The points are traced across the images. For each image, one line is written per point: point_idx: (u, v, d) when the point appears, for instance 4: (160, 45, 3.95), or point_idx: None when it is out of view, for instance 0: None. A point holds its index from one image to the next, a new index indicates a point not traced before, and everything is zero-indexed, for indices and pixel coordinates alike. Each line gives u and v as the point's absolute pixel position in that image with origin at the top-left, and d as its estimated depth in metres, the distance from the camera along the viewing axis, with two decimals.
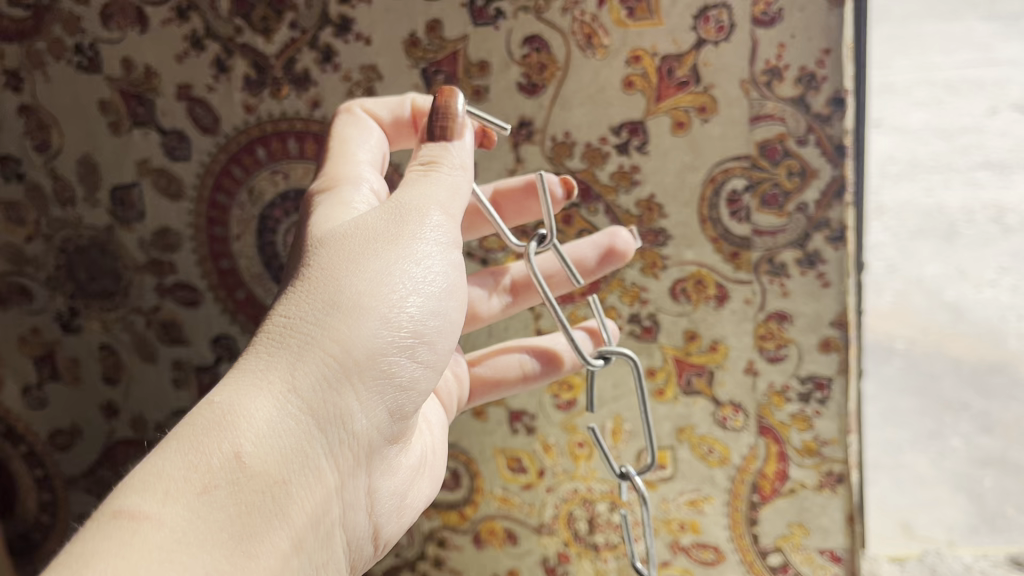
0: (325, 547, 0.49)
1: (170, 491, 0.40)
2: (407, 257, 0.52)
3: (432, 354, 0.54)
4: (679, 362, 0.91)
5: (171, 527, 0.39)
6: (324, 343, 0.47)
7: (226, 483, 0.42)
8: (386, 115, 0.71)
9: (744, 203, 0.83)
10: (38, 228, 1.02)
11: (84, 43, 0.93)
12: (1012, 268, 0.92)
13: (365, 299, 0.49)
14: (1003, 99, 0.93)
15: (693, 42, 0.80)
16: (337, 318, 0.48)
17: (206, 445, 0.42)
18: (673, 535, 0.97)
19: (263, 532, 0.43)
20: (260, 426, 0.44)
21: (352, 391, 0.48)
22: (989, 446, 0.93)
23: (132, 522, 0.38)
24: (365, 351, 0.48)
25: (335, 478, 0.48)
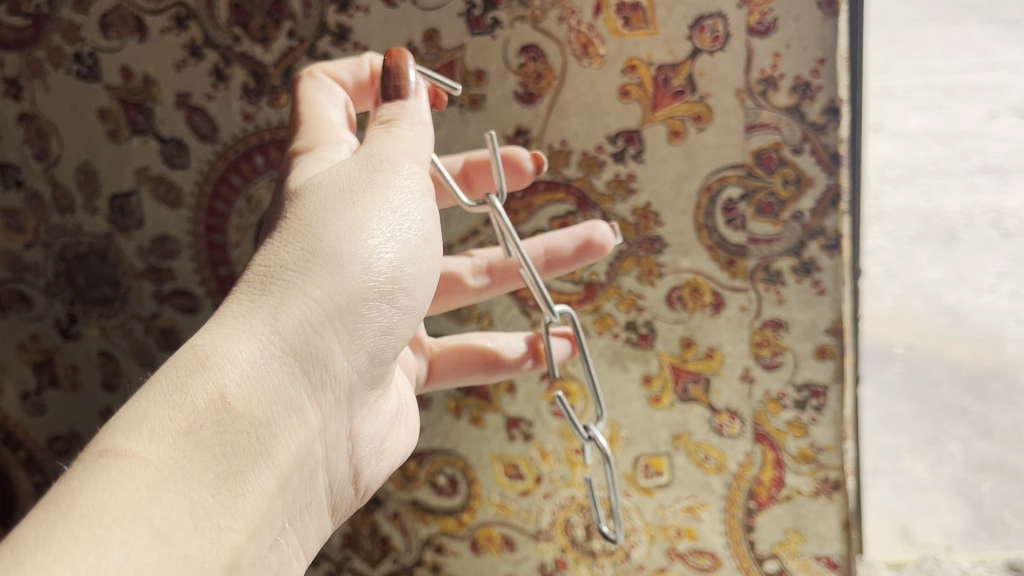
0: (308, 487, 0.49)
1: (156, 430, 0.40)
2: (384, 202, 0.52)
3: (409, 302, 0.54)
4: (676, 369, 0.91)
5: (156, 465, 0.39)
6: (305, 286, 0.47)
7: (211, 423, 0.42)
8: (349, 79, 0.69)
9: (740, 211, 0.84)
10: (37, 235, 1.03)
11: (83, 51, 0.94)
12: (1011, 273, 0.92)
13: (342, 243, 0.49)
14: (1003, 103, 0.91)
15: (689, 51, 0.80)
16: (318, 262, 0.48)
17: (190, 384, 0.42)
18: (670, 541, 0.97)
19: (247, 471, 0.43)
20: (244, 366, 0.44)
21: (334, 335, 0.48)
22: (987, 451, 0.94)
23: (117, 459, 0.39)
24: (344, 296, 0.49)
25: (319, 420, 0.49)
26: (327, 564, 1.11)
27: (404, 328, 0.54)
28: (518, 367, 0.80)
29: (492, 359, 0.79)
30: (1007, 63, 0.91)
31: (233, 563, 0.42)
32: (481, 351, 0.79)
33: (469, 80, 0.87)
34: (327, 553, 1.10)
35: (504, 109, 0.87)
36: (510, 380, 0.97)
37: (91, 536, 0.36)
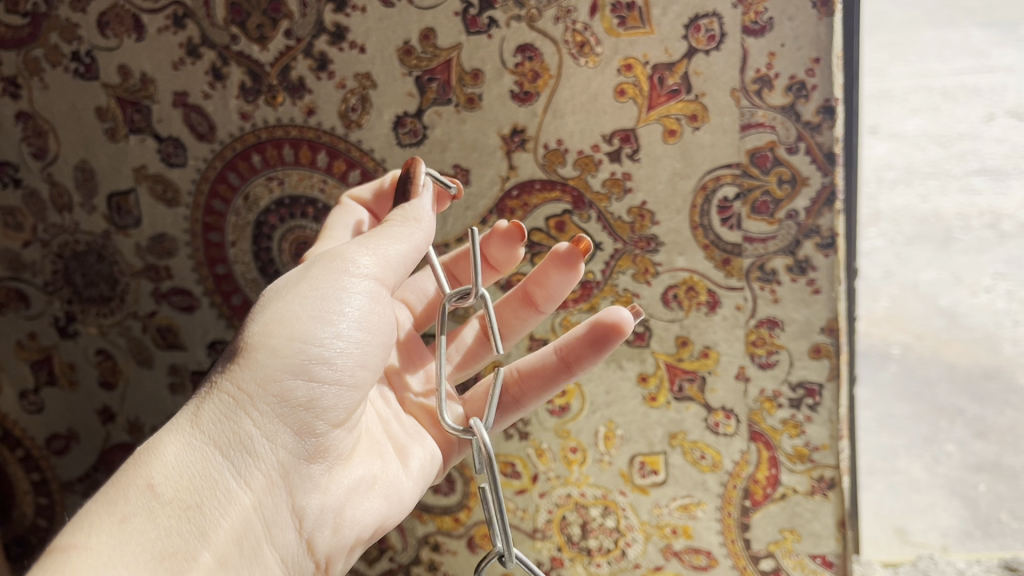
0: (254, 562, 0.53)
1: (93, 520, 0.46)
2: (300, 302, 0.57)
3: (350, 377, 0.58)
4: (672, 368, 0.92)
5: (94, 549, 0.45)
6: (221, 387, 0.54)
7: (138, 511, 0.48)
8: (369, 195, 0.79)
9: (735, 211, 0.84)
10: (35, 233, 1.04)
11: (81, 50, 0.94)
12: (1007, 274, 0.92)
13: (259, 346, 0.55)
14: (1000, 105, 0.90)
15: (684, 51, 0.81)
16: (233, 365, 0.55)
17: (120, 487, 0.48)
18: (666, 539, 0.98)
19: (181, 544, 0.48)
20: (165, 464, 0.50)
21: (249, 418, 0.54)
22: (983, 451, 0.95)
23: (59, 552, 0.45)
24: (260, 382, 0.54)
25: (251, 497, 0.54)
26: None
27: (344, 406, 0.58)
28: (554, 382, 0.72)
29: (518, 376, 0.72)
30: (1004, 65, 0.90)
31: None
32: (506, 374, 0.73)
33: (466, 79, 0.87)
34: None
35: (500, 108, 0.88)
36: None
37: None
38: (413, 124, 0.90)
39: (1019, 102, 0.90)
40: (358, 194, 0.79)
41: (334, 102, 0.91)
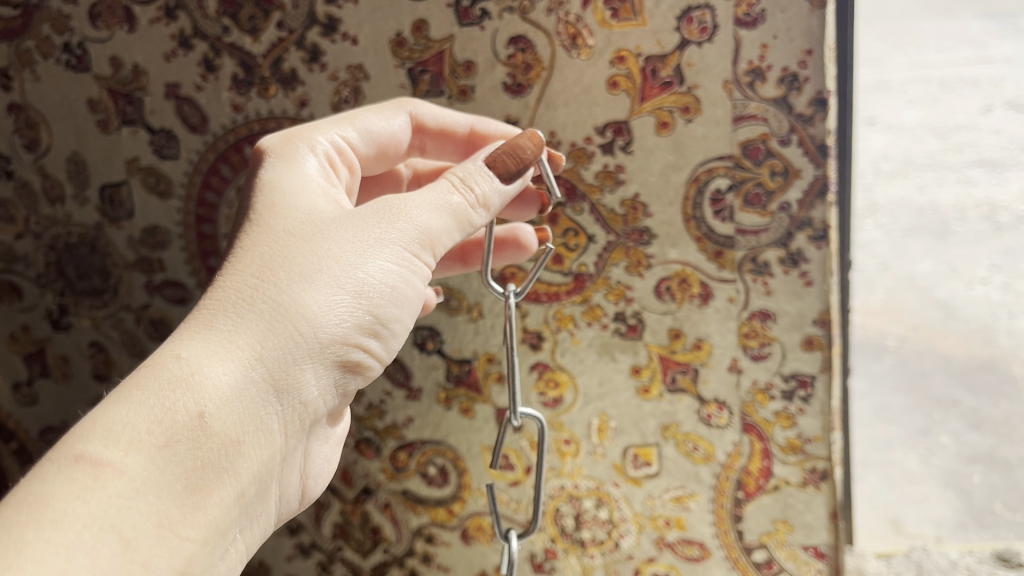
0: (262, 501, 0.51)
1: (135, 439, 0.42)
2: (378, 249, 0.53)
3: (388, 339, 0.55)
4: (664, 360, 0.92)
5: (133, 475, 0.41)
6: (290, 318, 0.49)
7: (188, 438, 0.44)
8: (432, 123, 0.76)
9: (727, 202, 0.84)
10: (27, 226, 1.04)
11: (72, 42, 0.94)
12: (1002, 266, 0.98)
13: (329, 284, 0.51)
14: (998, 97, 0.95)
15: (677, 42, 0.80)
16: (303, 291, 0.50)
17: (171, 402, 0.44)
18: (659, 531, 0.98)
19: (213, 485, 0.45)
20: (222, 388, 0.46)
21: (305, 367, 0.50)
22: (977, 443, 0.99)
23: (96, 468, 0.40)
24: (328, 324, 0.50)
25: (281, 440, 0.50)
26: (319, 554, 1.13)
27: (375, 364, 0.56)
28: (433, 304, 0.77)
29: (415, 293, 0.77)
30: (1003, 57, 0.95)
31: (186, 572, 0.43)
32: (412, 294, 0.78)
33: (458, 71, 0.87)
34: (318, 543, 1.12)
35: (492, 100, 0.87)
36: (501, 370, 0.98)
37: (62, 538, 0.38)
38: None
39: (1016, 93, 0.94)
40: (438, 116, 0.76)
41: (327, 94, 0.91)
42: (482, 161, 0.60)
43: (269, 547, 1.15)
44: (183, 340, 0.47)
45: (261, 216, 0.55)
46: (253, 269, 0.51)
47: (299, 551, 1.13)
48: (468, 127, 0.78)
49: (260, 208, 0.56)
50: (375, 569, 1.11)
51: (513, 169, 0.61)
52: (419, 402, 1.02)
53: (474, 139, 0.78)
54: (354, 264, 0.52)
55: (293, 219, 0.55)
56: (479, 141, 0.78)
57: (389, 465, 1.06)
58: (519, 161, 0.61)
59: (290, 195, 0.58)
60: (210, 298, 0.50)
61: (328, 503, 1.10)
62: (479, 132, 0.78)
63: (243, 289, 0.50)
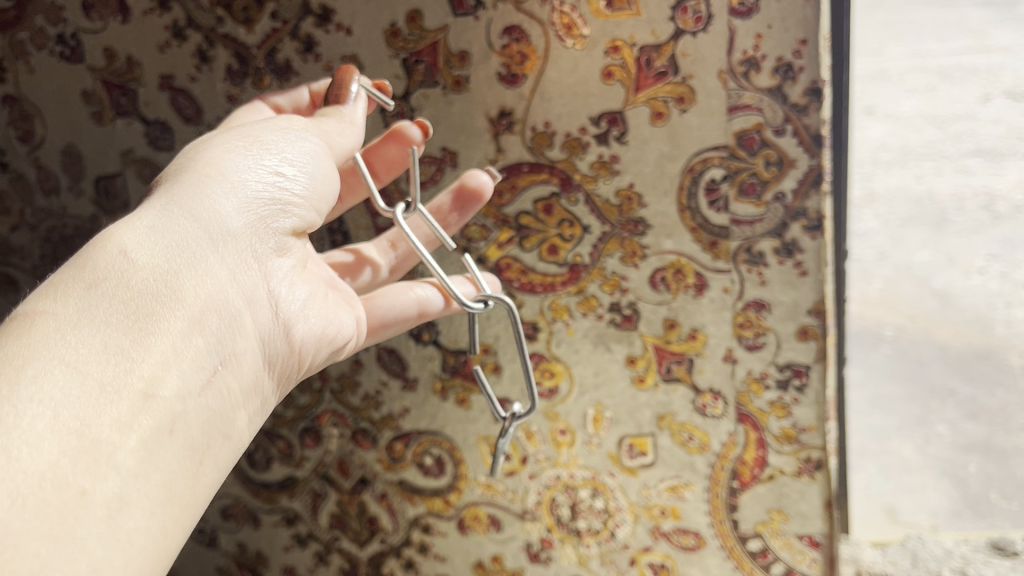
0: (236, 340, 0.51)
1: (59, 289, 0.45)
2: (252, 127, 0.57)
3: (307, 203, 0.58)
4: (659, 350, 0.92)
5: (61, 312, 0.44)
6: (195, 177, 0.52)
7: (114, 279, 0.46)
8: (284, 103, 0.70)
9: (722, 193, 0.84)
10: (24, 217, 1.05)
11: (66, 33, 0.94)
12: (1000, 255, 1.00)
13: (217, 155, 0.54)
14: (997, 86, 0.98)
15: (671, 32, 0.80)
16: (202, 161, 0.53)
17: (88, 258, 0.47)
18: (654, 520, 0.98)
19: (154, 309, 0.47)
20: (141, 235, 0.48)
21: (224, 209, 0.52)
22: (973, 432, 1.00)
23: (28, 316, 0.43)
24: (228, 177, 0.53)
25: (229, 279, 0.52)
26: (316, 544, 1.13)
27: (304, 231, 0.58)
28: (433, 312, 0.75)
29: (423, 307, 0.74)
30: (1003, 46, 0.98)
31: (149, 392, 0.44)
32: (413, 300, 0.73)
33: (453, 61, 0.87)
34: (315, 534, 1.13)
35: (487, 89, 0.87)
36: (496, 361, 0.98)
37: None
38: (401, 107, 0.90)
39: (1015, 82, 0.97)
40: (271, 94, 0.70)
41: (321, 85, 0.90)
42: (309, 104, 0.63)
43: (267, 538, 1.15)
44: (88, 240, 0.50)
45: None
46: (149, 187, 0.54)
47: (296, 541, 1.14)
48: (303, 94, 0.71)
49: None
50: (371, 559, 1.11)
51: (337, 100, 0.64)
52: (415, 393, 1.02)
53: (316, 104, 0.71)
54: (236, 139, 0.55)
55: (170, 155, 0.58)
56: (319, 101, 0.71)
57: (385, 455, 1.06)
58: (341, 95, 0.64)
59: None
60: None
61: (325, 493, 1.10)
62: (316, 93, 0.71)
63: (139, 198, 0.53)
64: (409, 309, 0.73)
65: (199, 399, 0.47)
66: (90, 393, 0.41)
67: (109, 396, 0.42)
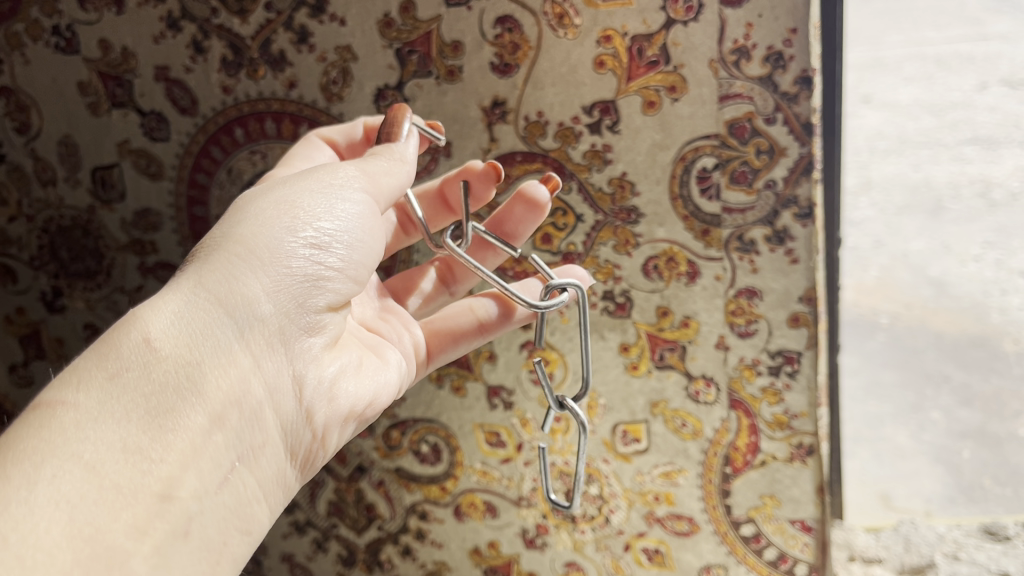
0: (252, 429, 0.54)
1: (84, 379, 0.48)
2: (297, 192, 0.58)
3: (346, 266, 0.59)
4: (653, 338, 0.93)
5: (85, 408, 0.47)
6: (228, 248, 0.54)
7: (137, 366, 0.49)
8: (341, 139, 0.79)
9: (714, 180, 0.84)
10: (20, 208, 1.07)
11: (61, 24, 0.95)
12: (995, 243, 1.00)
13: (256, 228, 0.55)
14: (994, 74, 0.97)
15: (662, 22, 0.80)
16: (238, 228, 0.55)
17: (116, 339, 0.50)
18: (648, 506, 1.00)
19: (174, 404, 0.50)
20: (169, 316, 0.51)
21: (257, 281, 0.54)
22: (968, 419, 1.03)
23: (50, 409, 0.46)
24: (263, 257, 0.55)
25: (250, 361, 0.54)
26: (314, 531, 1.15)
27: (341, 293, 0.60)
28: (509, 321, 0.77)
29: (480, 317, 0.76)
30: (999, 33, 0.95)
31: (167, 493, 0.48)
32: (468, 310, 0.77)
33: (446, 52, 0.87)
34: (314, 521, 1.14)
35: (480, 79, 0.88)
36: (490, 350, 0.98)
37: (23, 470, 0.43)
38: (395, 97, 0.91)
39: (1011, 70, 0.96)
40: (333, 129, 0.79)
41: (316, 76, 0.91)
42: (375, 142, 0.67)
43: None
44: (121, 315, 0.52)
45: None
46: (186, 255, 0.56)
47: (295, 528, 1.15)
48: (361, 128, 0.79)
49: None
50: (370, 545, 1.13)
51: (395, 129, 0.66)
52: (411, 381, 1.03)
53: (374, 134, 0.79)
54: (278, 211, 0.56)
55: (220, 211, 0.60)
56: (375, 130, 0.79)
57: (382, 443, 1.08)
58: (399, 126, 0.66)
59: None
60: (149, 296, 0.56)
61: (324, 481, 1.12)
62: (372, 125, 0.79)
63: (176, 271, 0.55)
64: (468, 327, 0.76)
65: (214, 499, 0.51)
66: (108, 496, 0.45)
67: (126, 501, 0.46)
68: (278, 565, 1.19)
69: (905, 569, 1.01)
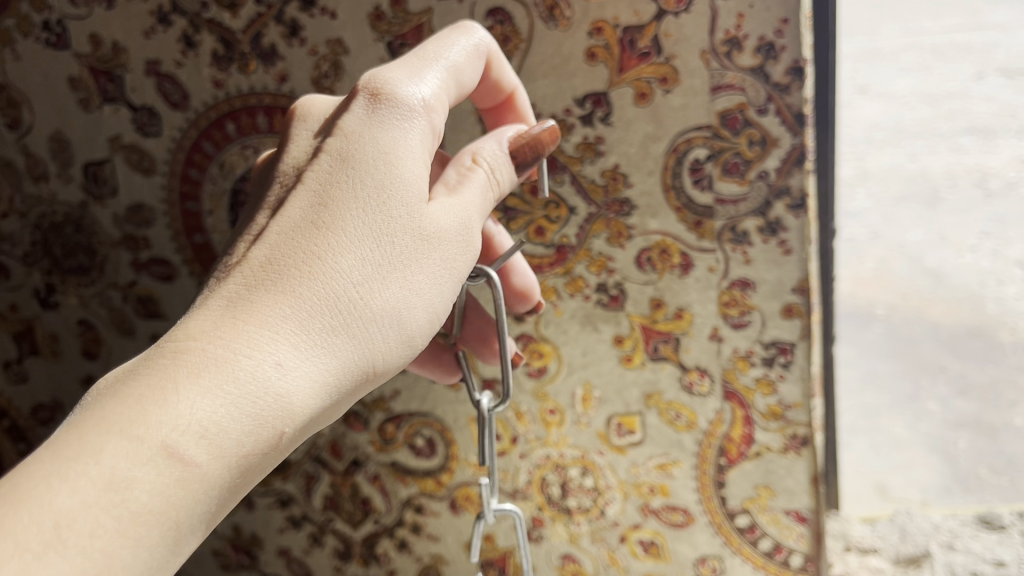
0: None
1: (218, 453, 0.38)
2: (449, 297, 0.49)
3: None
4: (646, 329, 0.93)
5: (204, 495, 0.38)
6: (377, 351, 0.46)
7: (255, 464, 0.40)
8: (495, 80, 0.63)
9: (706, 172, 0.84)
10: (13, 205, 1.06)
11: (52, 19, 0.94)
12: (992, 233, 0.99)
13: (406, 334, 0.47)
14: (991, 64, 0.96)
15: (654, 13, 0.79)
16: (398, 324, 0.46)
17: (262, 419, 0.40)
18: (643, 497, 1.00)
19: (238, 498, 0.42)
20: (306, 419, 0.42)
21: (362, 391, 0.47)
22: (964, 409, 1.03)
23: (180, 475, 0.37)
24: (386, 372, 0.47)
25: None
26: (310, 525, 1.15)
27: None
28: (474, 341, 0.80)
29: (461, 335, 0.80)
30: (996, 22, 0.94)
31: None
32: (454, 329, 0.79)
33: None
34: (310, 515, 1.14)
35: None
36: None
37: (132, 540, 0.35)
38: None
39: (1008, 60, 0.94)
40: (502, 67, 0.63)
41: (307, 69, 0.90)
42: (505, 148, 0.56)
43: (261, 519, 1.17)
44: (272, 353, 0.41)
45: (363, 170, 0.46)
46: (341, 284, 0.44)
47: (290, 523, 1.16)
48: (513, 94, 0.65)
49: (371, 166, 0.46)
50: (365, 539, 1.14)
51: (532, 160, 0.56)
52: (405, 374, 1.02)
53: (508, 105, 0.67)
54: (429, 318, 0.48)
55: (403, 208, 0.47)
56: (512, 109, 0.67)
57: (377, 437, 1.07)
58: (535, 156, 0.57)
59: (391, 142, 0.47)
60: (279, 287, 0.43)
61: (318, 476, 1.11)
62: (517, 99, 0.66)
63: (327, 303, 0.43)
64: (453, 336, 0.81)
65: None
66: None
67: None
68: (274, 560, 1.19)
69: (900, 559, 1.02)
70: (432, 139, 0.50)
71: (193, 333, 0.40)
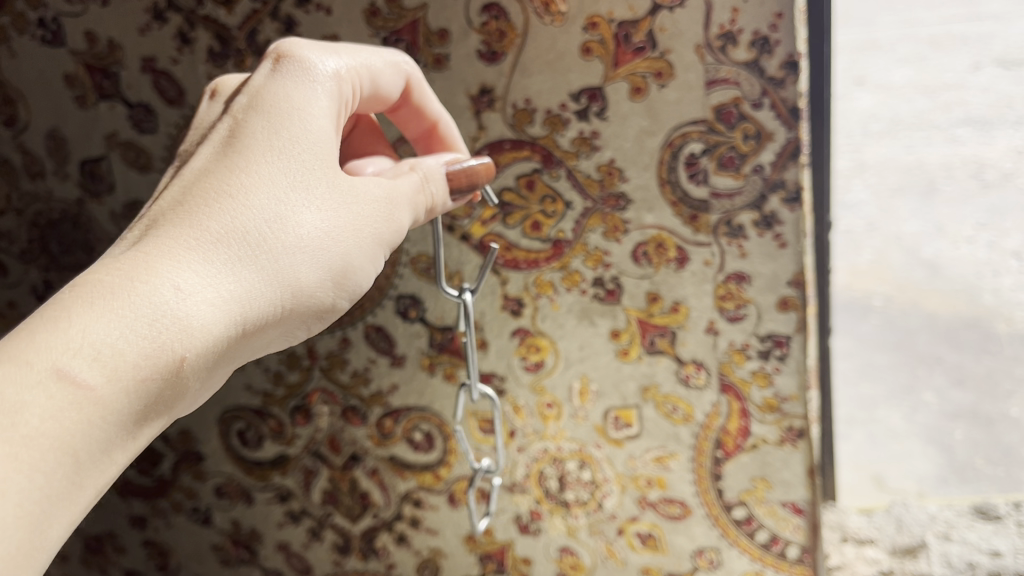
0: None
1: (116, 369, 0.42)
2: (365, 242, 0.56)
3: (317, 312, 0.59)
4: (643, 323, 0.93)
5: (106, 409, 0.42)
6: (282, 282, 0.52)
7: (161, 383, 0.45)
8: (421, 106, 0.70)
9: (701, 166, 0.84)
10: (10, 203, 1.07)
11: (47, 17, 0.94)
12: (986, 225, 1.13)
13: (312, 271, 0.53)
14: (987, 53, 1.05)
15: (648, 7, 0.79)
16: (302, 258, 0.52)
17: (162, 336, 0.44)
18: (641, 490, 1.01)
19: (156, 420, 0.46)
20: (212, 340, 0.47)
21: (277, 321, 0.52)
22: (960, 398, 1.12)
23: (75, 388, 0.41)
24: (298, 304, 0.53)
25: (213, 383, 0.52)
26: (309, 519, 1.16)
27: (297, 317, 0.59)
28: None
29: None
30: (992, 13, 1.03)
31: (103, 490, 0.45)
32: None
33: (433, 39, 0.87)
34: (308, 510, 1.15)
35: (467, 67, 0.88)
36: (483, 336, 0.99)
37: (25, 451, 0.39)
38: None
39: (1004, 50, 1.03)
40: (428, 97, 0.69)
41: None
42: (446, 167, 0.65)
43: (259, 514, 1.17)
44: (167, 279, 0.46)
45: (265, 127, 0.54)
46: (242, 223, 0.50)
47: (289, 517, 1.16)
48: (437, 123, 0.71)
49: (269, 128, 0.54)
50: (364, 533, 1.15)
51: (466, 188, 0.65)
52: (403, 368, 1.02)
53: (435, 135, 0.72)
54: (341, 257, 0.54)
55: (303, 158, 0.54)
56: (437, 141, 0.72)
57: (374, 431, 1.08)
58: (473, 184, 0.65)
59: (291, 108, 0.55)
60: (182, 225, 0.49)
61: (317, 470, 1.12)
62: (441, 131, 0.72)
63: (228, 237, 0.50)
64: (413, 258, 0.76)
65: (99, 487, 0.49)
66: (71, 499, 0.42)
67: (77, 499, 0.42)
68: (273, 554, 1.20)
69: (896, 549, 0.98)
70: (339, 104, 0.58)
71: (89, 270, 0.45)
